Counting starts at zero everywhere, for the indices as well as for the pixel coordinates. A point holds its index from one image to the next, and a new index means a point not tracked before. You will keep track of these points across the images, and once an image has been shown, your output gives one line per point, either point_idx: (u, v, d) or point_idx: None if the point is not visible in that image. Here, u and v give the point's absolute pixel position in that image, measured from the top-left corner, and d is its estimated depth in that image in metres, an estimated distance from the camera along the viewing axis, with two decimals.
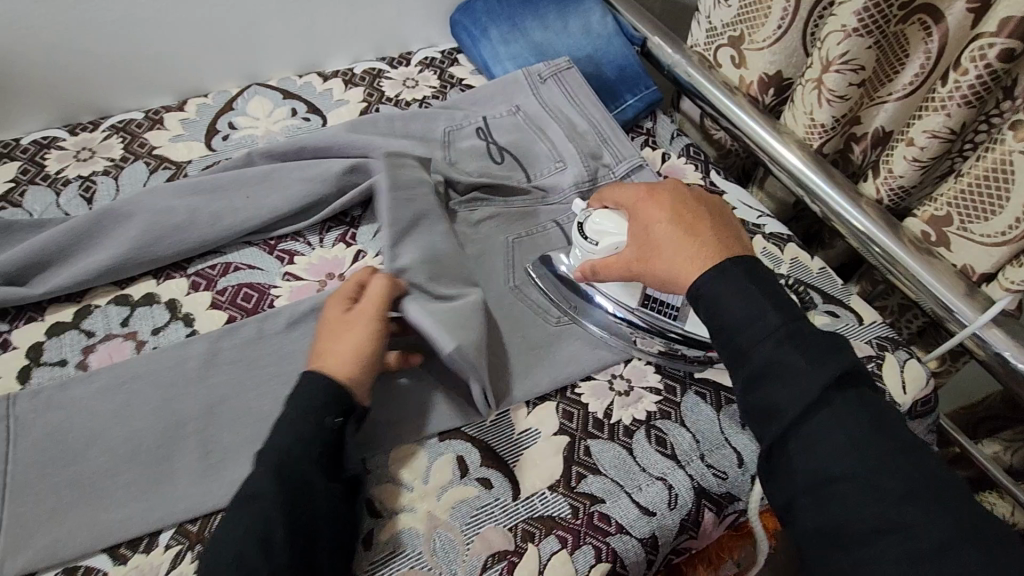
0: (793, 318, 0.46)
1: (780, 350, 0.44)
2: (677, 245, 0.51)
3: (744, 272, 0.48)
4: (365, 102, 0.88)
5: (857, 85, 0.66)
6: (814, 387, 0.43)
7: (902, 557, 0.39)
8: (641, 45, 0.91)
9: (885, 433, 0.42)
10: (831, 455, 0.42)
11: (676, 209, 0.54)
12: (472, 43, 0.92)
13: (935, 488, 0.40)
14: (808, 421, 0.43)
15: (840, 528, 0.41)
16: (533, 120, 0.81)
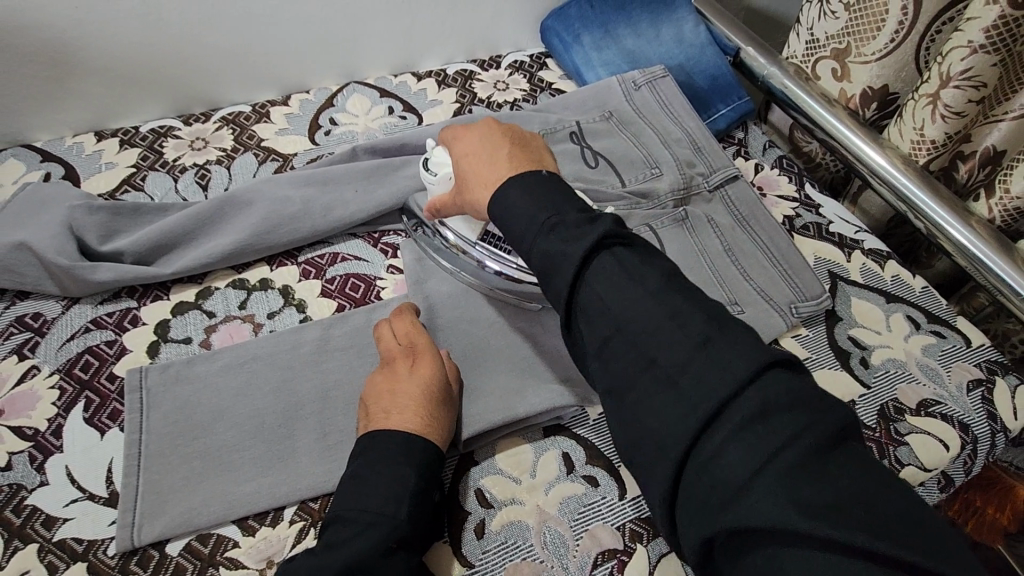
0: (576, 219, 0.46)
1: (568, 263, 0.44)
2: (479, 168, 0.53)
3: (523, 183, 0.49)
4: (458, 102, 0.90)
5: (975, 102, 0.65)
6: (609, 290, 0.43)
7: (698, 440, 0.36)
8: (733, 54, 0.90)
9: (694, 318, 0.40)
10: (646, 350, 0.41)
11: (487, 140, 0.55)
12: (564, 48, 0.93)
13: (737, 358, 0.38)
14: (620, 323, 0.42)
15: (654, 429, 0.38)
16: (627, 126, 0.81)
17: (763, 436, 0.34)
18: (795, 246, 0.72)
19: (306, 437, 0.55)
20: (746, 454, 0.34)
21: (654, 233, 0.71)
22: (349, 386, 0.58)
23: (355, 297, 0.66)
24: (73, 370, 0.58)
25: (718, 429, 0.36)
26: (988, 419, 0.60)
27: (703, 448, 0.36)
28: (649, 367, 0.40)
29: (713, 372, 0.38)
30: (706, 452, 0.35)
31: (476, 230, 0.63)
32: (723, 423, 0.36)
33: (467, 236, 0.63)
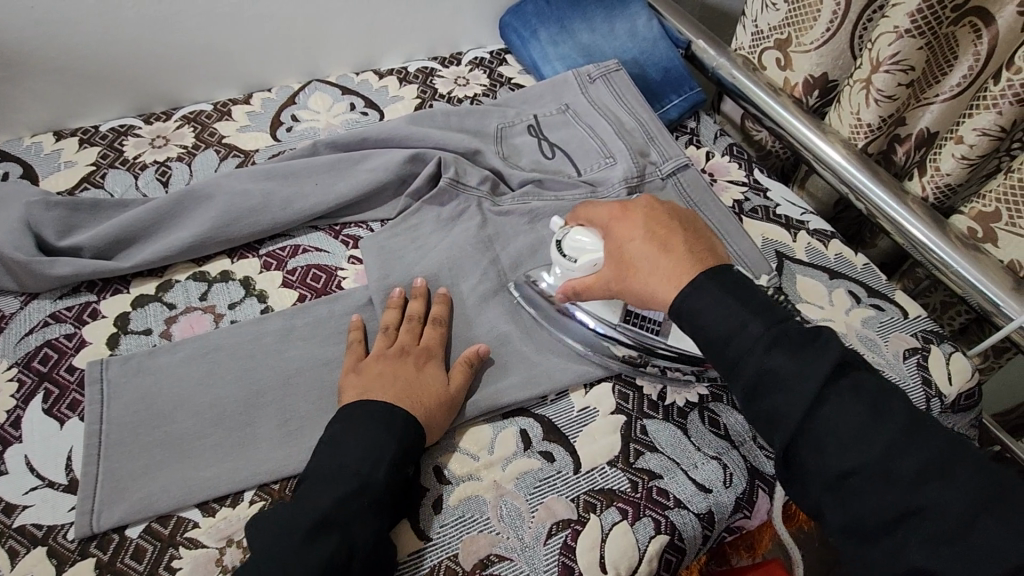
0: (774, 309, 0.46)
1: (770, 357, 0.44)
2: (653, 265, 0.50)
3: (721, 285, 0.47)
4: (419, 98, 0.92)
5: (905, 86, 0.68)
6: (812, 378, 0.42)
7: (928, 540, 0.38)
8: (685, 48, 0.93)
9: (897, 413, 0.41)
10: (850, 442, 0.41)
11: (649, 221, 0.53)
12: (522, 44, 0.95)
13: (959, 462, 0.39)
14: (815, 414, 0.42)
15: (868, 520, 0.40)
16: (583, 118, 0.84)
17: (984, 539, 0.37)
18: (744, 229, 0.75)
19: (267, 422, 0.56)
20: (975, 560, 0.36)
21: None
22: (309, 372, 0.59)
23: (316, 287, 0.67)
24: (32, 363, 0.58)
25: (952, 532, 0.37)
26: (923, 384, 0.63)
27: (927, 545, 0.38)
28: (851, 464, 0.41)
29: (937, 472, 0.39)
30: (938, 549, 0.37)
31: (616, 315, 0.60)
32: (953, 526, 0.37)
33: (608, 318, 0.61)
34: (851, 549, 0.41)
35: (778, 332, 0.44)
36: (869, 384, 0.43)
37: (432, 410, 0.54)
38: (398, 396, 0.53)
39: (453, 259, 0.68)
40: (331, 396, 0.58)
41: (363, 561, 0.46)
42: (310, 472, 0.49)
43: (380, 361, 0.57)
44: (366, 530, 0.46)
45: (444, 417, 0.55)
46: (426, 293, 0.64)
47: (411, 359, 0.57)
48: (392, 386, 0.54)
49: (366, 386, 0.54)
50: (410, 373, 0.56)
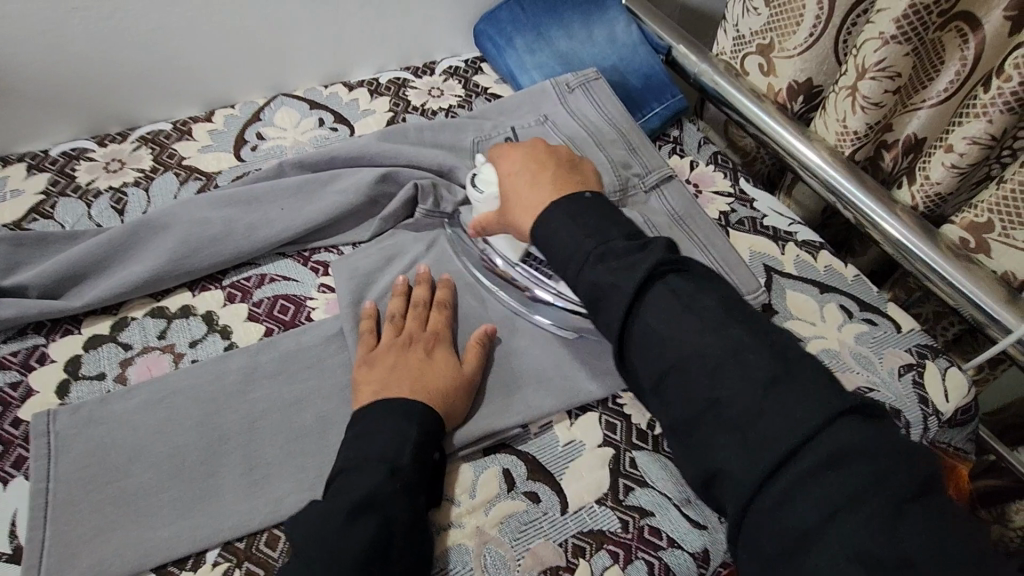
0: (613, 230, 0.51)
1: (596, 267, 0.48)
2: (523, 182, 0.57)
3: (575, 209, 0.53)
4: (391, 112, 0.88)
5: (892, 92, 0.66)
6: (627, 288, 0.46)
7: (728, 425, 0.41)
8: (666, 53, 0.91)
9: (713, 313, 0.45)
10: (665, 339, 0.45)
11: (530, 158, 0.59)
12: (497, 52, 0.92)
13: (757, 353, 0.42)
14: (635, 320, 0.46)
15: (686, 415, 0.43)
16: (563, 130, 0.80)
17: (772, 422, 0.39)
18: (731, 243, 0.72)
19: (230, 472, 0.52)
20: (762, 441, 0.39)
21: None
22: (276, 415, 0.56)
23: (284, 319, 0.63)
24: None
25: (744, 418, 0.40)
26: (920, 402, 0.61)
27: (722, 430, 0.41)
28: (669, 362, 0.44)
29: (737, 364, 0.42)
30: (738, 435, 0.40)
31: (516, 254, 0.62)
32: (743, 409, 0.40)
33: (507, 256, 0.62)
34: (679, 448, 0.44)
35: (605, 247, 0.49)
36: (683, 284, 0.46)
37: (448, 396, 0.53)
38: (417, 388, 0.52)
39: None
40: (301, 440, 0.54)
41: (405, 540, 0.45)
42: (340, 469, 0.47)
43: (389, 350, 0.56)
44: (402, 512, 0.46)
45: (460, 402, 0.54)
46: (430, 279, 0.64)
47: (421, 345, 0.56)
48: (408, 378, 0.53)
49: (380, 382, 0.53)
50: (422, 357, 0.55)
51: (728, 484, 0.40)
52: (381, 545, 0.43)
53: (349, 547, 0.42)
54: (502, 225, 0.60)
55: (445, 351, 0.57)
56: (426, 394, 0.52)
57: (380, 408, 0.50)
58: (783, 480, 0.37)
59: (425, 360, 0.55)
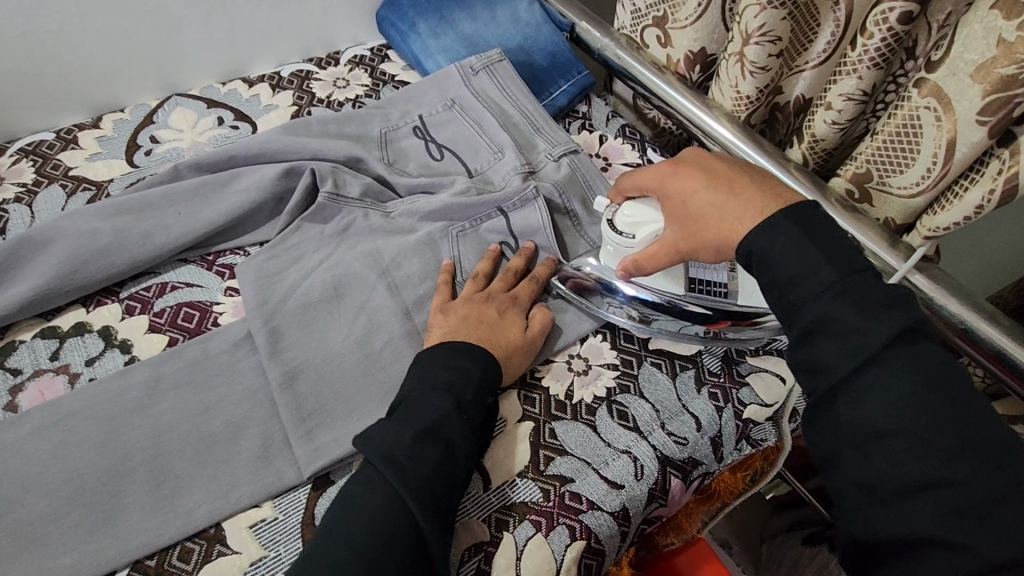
0: (846, 251, 0.44)
1: (838, 306, 0.42)
2: (721, 208, 0.51)
3: (800, 224, 0.46)
4: (296, 105, 0.85)
5: (776, 56, 0.69)
6: (864, 349, 0.40)
7: (946, 512, 0.37)
8: (569, 31, 0.92)
9: (947, 383, 0.40)
10: (897, 410, 0.39)
11: (706, 174, 0.53)
12: (401, 38, 0.90)
13: (995, 442, 0.38)
14: (856, 380, 0.41)
15: (887, 481, 0.39)
16: (469, 113, 0.80)
17: (1003, 519, 0.36)
18: None
19: (136, 490, 0.50)
20: (997, 536, 0.36)
21: (506, 216, 0.70)
22: (183, 426, 0.54)
23: (189, 327, 0.61)
24: None
25: (975, 507, 0.36)
26: None
27: (933, 514, 0.37)
28: (883, 424, 0.40)
29: (973, 448, 0.38)
30: (960, 521, 0.37)
31: (682, 287, 0.61)
32: (982, 501, 0.37)
33: (672, 289, 0.61)
34: (862, 507, 0.40)
35: (851, 278, 0.43)
36: (932, 350, 0.41)
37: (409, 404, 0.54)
38: (479, 338, 0.56)
39: (340, 279, 0.64)
40: (212, 450, 0.53)
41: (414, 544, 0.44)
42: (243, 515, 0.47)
43: (468, 304, 0.60)
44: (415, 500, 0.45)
45: (520, 357, 0.58)
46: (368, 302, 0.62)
47: (496, 303, 0.60)
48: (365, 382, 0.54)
49: (453, 328, 0.58)
50: (495, 315, 0.59)
51: (934, 560, 0.37)
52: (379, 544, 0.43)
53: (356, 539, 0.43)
54: (676, 253, 0.55)
55: (517, 316, 0.60)
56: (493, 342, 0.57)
57: (442, 348, 0.54)
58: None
59: (498, 319, 0.59)
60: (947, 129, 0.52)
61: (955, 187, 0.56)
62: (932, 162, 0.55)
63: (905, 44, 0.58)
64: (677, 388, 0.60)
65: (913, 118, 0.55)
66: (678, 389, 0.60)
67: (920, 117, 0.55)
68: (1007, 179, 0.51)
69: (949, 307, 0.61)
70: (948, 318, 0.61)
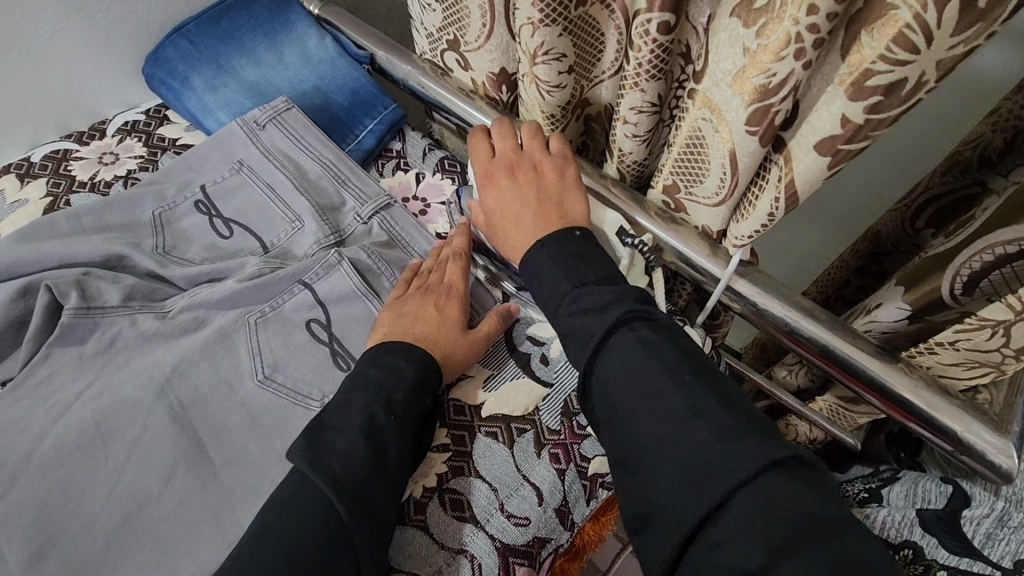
0: (600, 265, 0.53)
1: (572, 310, 0.50)
2: (513, 227, 0.58)
3: (557, 247, 0.54)
4: (51, 196, 0.72)
5: (567, 72, 0.65)
6: (597, 336, 0.47)
7: (670, 470, 0.41)
8: (369, 62, 0.84)
9: (668, 352, 0.46)
10: (632, 380, 0.45)
11: (514, 184, 0.59)
12: (174, 97, 0.79)
13: (711, 404, 0.43)
14: (597, 372, 0.48)
15: (633, 455, 0.44)
16: (261, 176, 0.71)
17: (710, 468, 0.40)
18: None
19: None
20: (698, 488, 0.39)
21: (309, 288, 0.62)
22: None
23: None
24: None
25: (687, 466, 0.41)
26: None
27: (662, 475, 0.41)
28: (622, 405, 0.45)
29: (694, 408, 0.43)
30: (679, 482, 0.40)
31: None
32: (690, 456, 0.41)
33: None
34: (622, 485, 0.45)
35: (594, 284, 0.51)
36: (649, 334, 0.47)
37: (453, 355, 0.56)
38: (416, 337, 0.55)
39: (105, 411, 0.54)
40: None
41: (393, 479, 0.48)
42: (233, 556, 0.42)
43: (410, 298, 0.59)
44: (398, 447, 0.49)
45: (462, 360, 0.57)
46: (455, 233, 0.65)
47: (433, 297, 0.58)
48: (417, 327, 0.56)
49: (395, 325, 0.56)
50: (433, 311, 0.57)
51: (660, 526, 0.40)
52: (380, 465, 0.47)
53: (355, 468, 0.46)
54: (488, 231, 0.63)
55: (457, 307, 0.58)
56: (426, 337, 0.56)
57: (381, 349, 0.53)
58: (712, 524, 0.38)
59: (436, 314, 0.57)
60: (726, 139, 0.49)
61: (750, 194, 0.54)
62: (723, 172, 0.52)
63: (678, 50, 0.55)
64: (514, 457, 0.54)
65: (695, 131, 0.52)
66: (515, 457, 0.54)
67: (700, 129, 0.51)
68: (787, 186, 0.48)
69: (774, 311, 0.59)
70: (775, 320, 0.59)
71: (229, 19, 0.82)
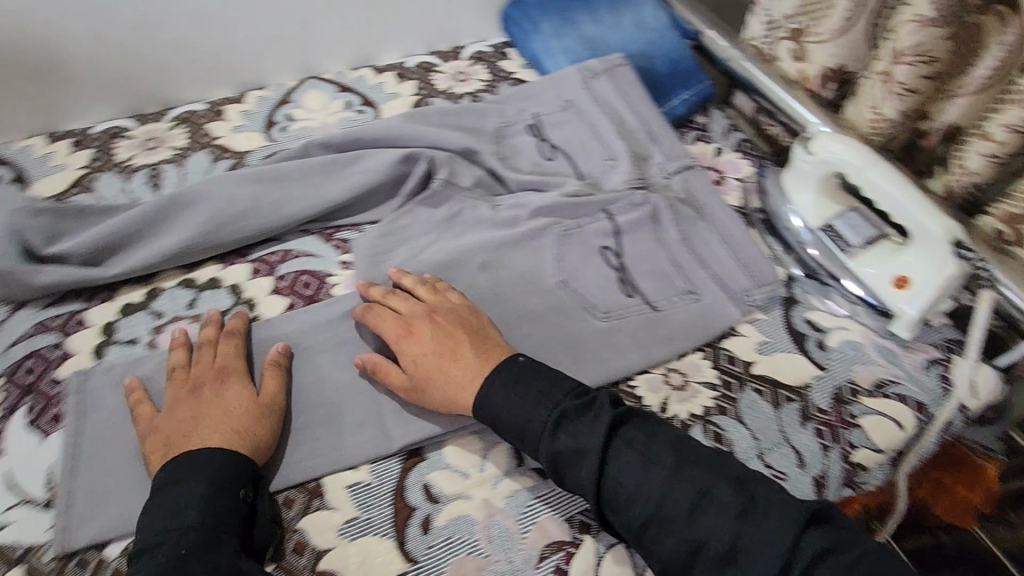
0: (558, 381, 0.52)
1: (562, 434, 0.48)
2: (467, 371, 0.53)
3: (505, 383, 0.51)
4: (417, 95, 0.88)
5: (927, 79, 0.65)
6: (593, 447, 0.48)
7: (717, 563, 0.43)
8: (694, 39, 0.90)
9: (662, 451, 0.48)
10: (638, 480, 0.46)
11: (434, 333, 0.55)
12: (524, 37, 0.92)
13: (695, 484, 0.46)
14: (604, 480, 0.47)
15: (676, 562, 0.45)
16: (586, 116, 0.80)
17: (749, 552, 0.43)
18: (753, 236, 0.71)
19: None
20: (758, 564, 0.42)
21: (612, 218, 0.70)
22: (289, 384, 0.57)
23: (306, 294, 0.66)
24: (17, 375, 0.58)
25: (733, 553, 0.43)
26: (947, 398, 0.59)
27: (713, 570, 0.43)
28: (643, 517, 0.46)
29: (702, 505, 0.45)
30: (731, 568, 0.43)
31: (816, 222, 0.68)
32: (730, 543, 0.43)
33: (809, 222, 0.68)
34: None
35: (566, 408, 0.50)
36: (636, 434, 0.49)
37: (254, 432, 0.51)
38: (224, 434, 0.49)
39: (446, 264, 0.66)
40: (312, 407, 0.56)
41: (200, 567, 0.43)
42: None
43: (177, 404, 0.52)
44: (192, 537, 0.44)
45: (268, 435, 0.52)
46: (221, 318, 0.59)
47: (207, 386, 0.53)
48: (205, 423, 0.50)
49: (169, 440, 0.49)
50: (213, 400, 0.51)
51: None
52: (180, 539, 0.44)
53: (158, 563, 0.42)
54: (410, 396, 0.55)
55: (401, 378, 0.55)
56: (194, 436, 0.49)
57: (183, 459, 0.47)
58: None
59: (243, 403, 0.52)
60: None
61: None
62: None
63: None
64: (780, 419, 0.57)
65: None
66: (781, 420, 0.57)
67: None
68: None
69: None
70: None
71: None
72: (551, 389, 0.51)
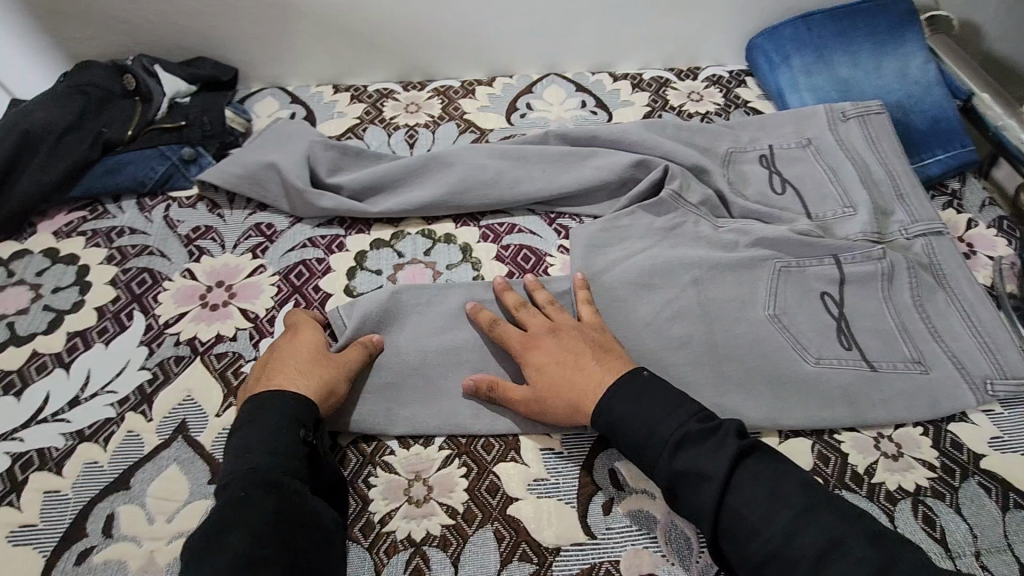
0: (681, 403, 0.51)
1: (685, 453, 0.48)
2: (590, 378, 0.55)
3: (629, 396, 0.52)
4: (649, 107, 0.91)
5: None
6: (716, 473, 0.47)
7: None
8: (964, 99, 0.84)
9: (792, 491, 0.46)
10: (757, 512, 0.46)
11: (558, 350, 0.57)
12: (770, 68, 0.91)
13: (835, 530, 0.44)
14: (724, 507, 0.46)
15: None
16: (826, 157, 0.77)
17: None
18: (1004, 321, 0.65)
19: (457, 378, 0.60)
20: None
21: (839, 266, 0.67)
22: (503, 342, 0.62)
23: (525, 267, 0.71)
24: (290, 276, 0.69)
25: None
26: None
27: None
28: (765, 554, 0.44)
29: (833, 553, 0.43)
30: None
31: None
32: None
33: None
34: None
35: (689, 431, 0.49)
36: (763, 466, 0.48)
37: (325, 386, 0.55)
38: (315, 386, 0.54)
39: (659, 270, 0.68)
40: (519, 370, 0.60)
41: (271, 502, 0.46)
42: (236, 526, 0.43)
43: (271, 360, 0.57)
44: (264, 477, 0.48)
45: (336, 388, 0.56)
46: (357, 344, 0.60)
47: (294, 347, 0.58)
48: (308, 377, 0.55)
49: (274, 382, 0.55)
50: (304, 359, 0.57)
51: None
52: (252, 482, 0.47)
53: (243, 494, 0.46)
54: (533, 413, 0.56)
55: (528, 393, 0.56)
56: (275, 385, 0.54)
57: (292, 400, 0.52)
58: None
59: (318, 362, 0.57)
60: None
61: None
62: None
63: None
64: (1006, 524, 0.54)
65: None
66: (1007, 525, 0.54)
67: None
68: None
69: None
70: None
71: (851, 20, 0.90)
72: (682, 404, 0.51)
